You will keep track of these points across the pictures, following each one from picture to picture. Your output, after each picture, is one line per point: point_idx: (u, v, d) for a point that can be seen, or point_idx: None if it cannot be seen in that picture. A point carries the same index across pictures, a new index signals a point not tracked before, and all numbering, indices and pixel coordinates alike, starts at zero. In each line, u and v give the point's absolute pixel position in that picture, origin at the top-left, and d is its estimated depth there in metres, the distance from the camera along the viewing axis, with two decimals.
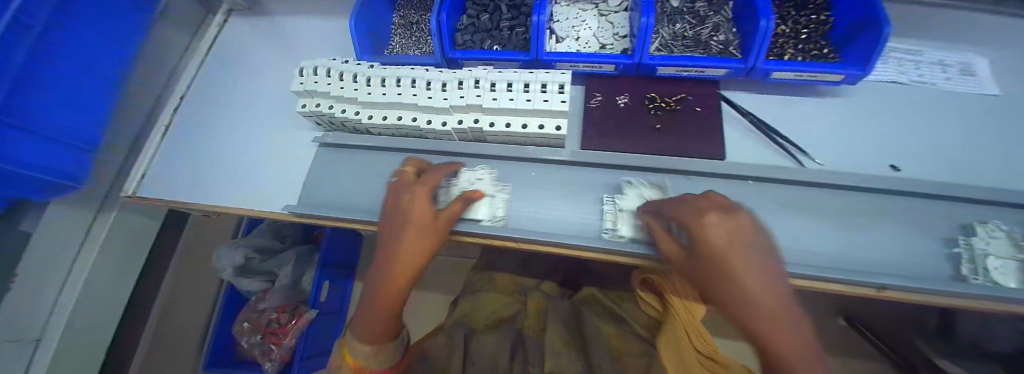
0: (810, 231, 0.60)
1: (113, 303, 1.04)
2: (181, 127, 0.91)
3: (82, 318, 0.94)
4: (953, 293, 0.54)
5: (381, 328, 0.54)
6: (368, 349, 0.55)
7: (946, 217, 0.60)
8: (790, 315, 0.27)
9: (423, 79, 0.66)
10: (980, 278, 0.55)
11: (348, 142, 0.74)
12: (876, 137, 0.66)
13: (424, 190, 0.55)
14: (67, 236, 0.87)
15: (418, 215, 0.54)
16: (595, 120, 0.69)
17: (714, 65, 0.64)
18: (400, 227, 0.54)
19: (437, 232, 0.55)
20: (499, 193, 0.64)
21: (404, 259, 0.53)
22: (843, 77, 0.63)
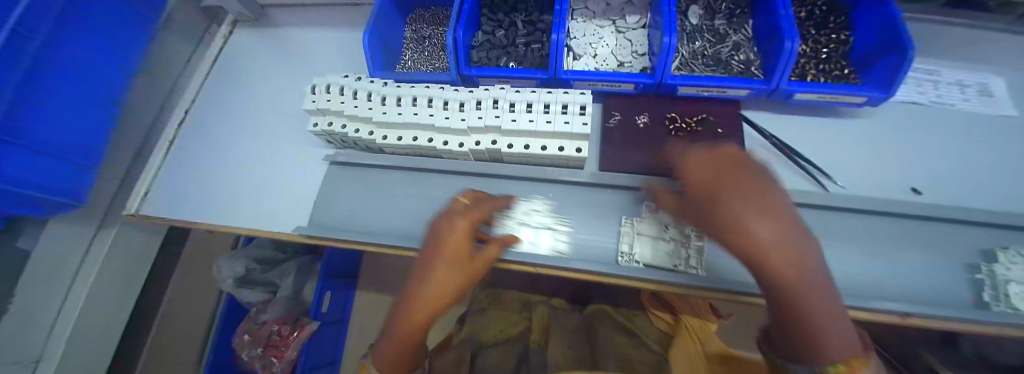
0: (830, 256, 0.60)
1: (113, 320, 1.01)
2: (184, 143, 0.90)
3: (80, 337, 0.91)
4: (977, 322, 0.54)
5: (396, 355, 0.53)
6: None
7: (966, 243, 0.60)
8: (751, 205, 0.35)
9: (440, 99, 0.65)
10: (1001, 305, 0.55)
11: (361, 161, 0.72)
12: (890, 160, 0.67)
13: (455, 226, 0.51)
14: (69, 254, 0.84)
15: (454, 252, 0.51)
16: (614, 140, 0.68)
17: (737, 85, 0.63)
18: (432, 260, 0.51)
19: (468, 274, 0.52)
20: (559, 224, 0.64)
21: (432, 298, 0.50)
22: (865, 99, 0.64)
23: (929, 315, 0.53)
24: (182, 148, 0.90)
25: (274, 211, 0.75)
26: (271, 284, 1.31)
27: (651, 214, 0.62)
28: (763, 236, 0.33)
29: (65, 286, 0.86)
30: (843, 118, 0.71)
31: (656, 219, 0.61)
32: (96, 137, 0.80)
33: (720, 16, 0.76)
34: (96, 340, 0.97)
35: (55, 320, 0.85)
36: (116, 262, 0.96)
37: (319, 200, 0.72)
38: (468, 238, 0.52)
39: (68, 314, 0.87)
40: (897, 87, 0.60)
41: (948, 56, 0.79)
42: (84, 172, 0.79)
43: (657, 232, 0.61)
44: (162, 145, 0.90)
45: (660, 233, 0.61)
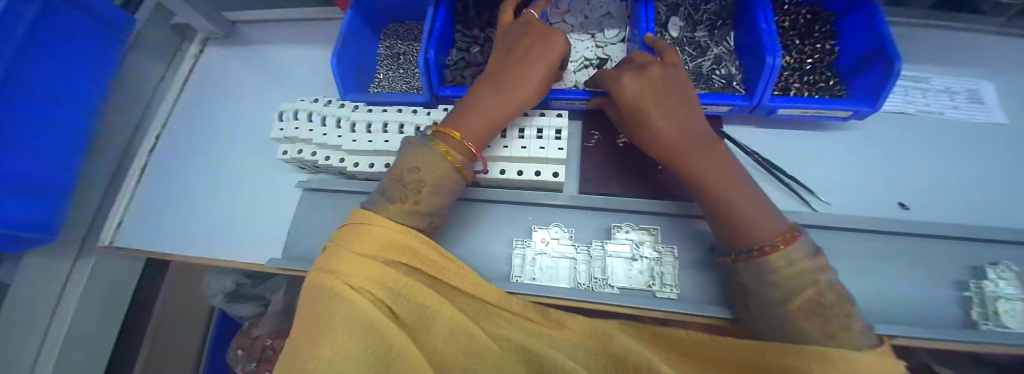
0: None
1: (100, 349, 0.99)
2: (159, 169, 0.88)
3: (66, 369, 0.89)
4: (971, 343, 0.53)
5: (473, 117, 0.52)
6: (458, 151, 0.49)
7: (955, 259, 0.59)
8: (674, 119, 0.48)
9: (411, 124, 0.63)
10: (990, 323, 0.54)
11: (333, 187, 0.70)
12: (871, 173, 0.67)
13: (562, 45, 0.56)
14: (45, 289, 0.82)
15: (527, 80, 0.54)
16: (594, 161, 0.66)
17: (718, 103, 0.61)
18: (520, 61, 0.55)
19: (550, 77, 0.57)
20: (579, 253, 0.60)
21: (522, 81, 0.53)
22: (851, 113, 0.63)
23: (921, 338, 0.52)
24: (155, 174, 0.88)
25: (255, 239, 0.72)
26: (263, 298, 1.24)
27: (625, 234, 0.59)
28: (667, 124, 0.48)
29: (45, 319, 0.84)
30: (826, 130, 0.70)
31: (632, 240, 0.59)
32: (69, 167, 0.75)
33: (702, 27, 0.74)
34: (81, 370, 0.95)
35: (39, 353, 0.84)
36: (99, 291, 0.93)
37: (296, 228, 0.70)
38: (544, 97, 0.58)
39: (50, 348, 0.85)
40: (884, 100, 0.59)
41: (934, 63, 0.78)
42: (59, 203, 0.74)
43: (629, 254, 0.58)
44: (135, 171, 0.88)
45: (632, 256, 0.58)
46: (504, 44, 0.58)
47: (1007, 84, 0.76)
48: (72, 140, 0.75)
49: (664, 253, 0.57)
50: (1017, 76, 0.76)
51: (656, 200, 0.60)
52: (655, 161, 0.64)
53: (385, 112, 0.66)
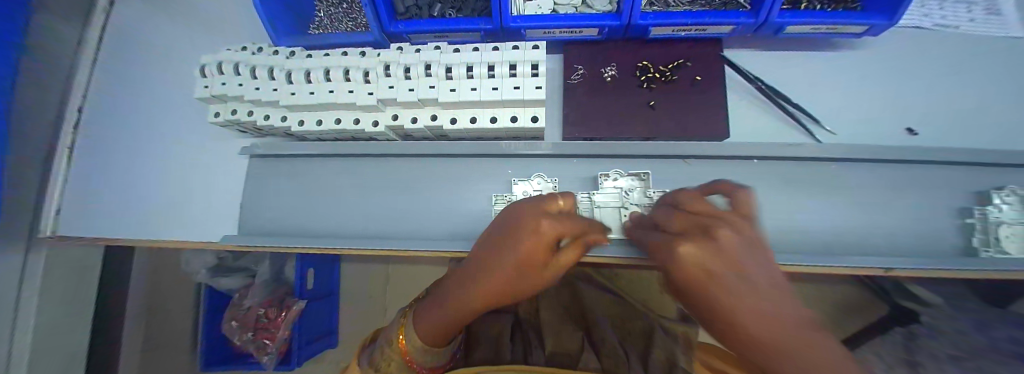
0: (817, 213, 0.56)
1: (74, 353, 0.87)
2: (87, 146, 0.75)
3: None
4: (970, 269, 0.51)
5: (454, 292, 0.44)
6: (423, 347, 0.47)
7: (960, 186, 0.56)
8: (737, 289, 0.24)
9: (357, 69, 0.52)
10: (992, 250, 0.53)
11: (283, 151, 0.61)
12: (877, 100, 0.61)
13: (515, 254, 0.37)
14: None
15: (528, 264, 0.38)
16: (579, 101, 0.57)
17: (717, 21, 0.52)
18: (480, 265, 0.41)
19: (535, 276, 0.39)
20: None
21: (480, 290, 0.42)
22: (865, 28, 0.56)
23: (922, 267, 0.50)
24: (87, 154, 0.74)
25: (209, 216, 0.65)
26: (248, 269, 1.21)
27: (615, 183, 0.53)
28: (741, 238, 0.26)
29: (8, 330, 0.71)
30: (841, 50, 0.63)
31: (622, 188, 0.53)
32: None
33: None
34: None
35: (10, 367, 0.73)
36: (59, 296, 0.80)
37: (252, 201, 0.63)
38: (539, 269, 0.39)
39: (20, 362, 0.74)
40: (905, 10, 0.53)
41: None
42: None
43: (618, 204, 0.53)
44: (60, 153, 0.74)
45: (622, 205, 0.53)
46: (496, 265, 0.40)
47: None
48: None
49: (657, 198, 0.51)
50: None
51: (647, 141, 0.54)
52: (646, 97, 0.56)
53: (326, 56, 0.55)
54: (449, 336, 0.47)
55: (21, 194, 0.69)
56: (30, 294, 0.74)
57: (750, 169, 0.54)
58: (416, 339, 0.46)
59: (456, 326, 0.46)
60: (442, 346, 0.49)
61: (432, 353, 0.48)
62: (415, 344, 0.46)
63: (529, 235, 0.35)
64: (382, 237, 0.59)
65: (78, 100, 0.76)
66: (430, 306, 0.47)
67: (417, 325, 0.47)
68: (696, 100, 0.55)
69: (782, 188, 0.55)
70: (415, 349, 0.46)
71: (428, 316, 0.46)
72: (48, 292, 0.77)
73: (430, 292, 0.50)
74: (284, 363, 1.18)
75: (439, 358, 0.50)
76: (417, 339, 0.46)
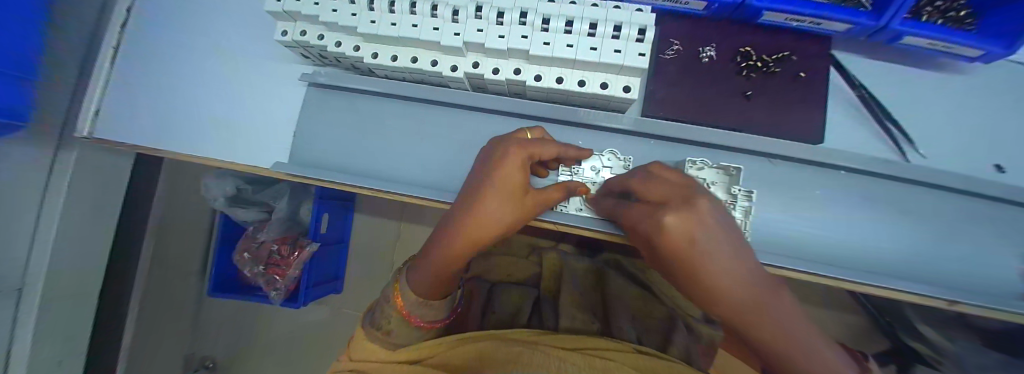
0: (892, 234, 0.53)
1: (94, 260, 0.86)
2: (133, 47, 0.70)
3: (54, 290, 0.76)
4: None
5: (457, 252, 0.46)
6: (419, 303, 0.51)
7: None
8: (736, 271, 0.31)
9: (446, 6, 0.49)
10: None
11: (345, 84, 0.58)
12: (972, 130, 0.58)
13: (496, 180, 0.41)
14: (27, 198, 0.66)
15: (511, 189, 0.42)
16: (669, 78, 0.53)
17: (837, 17, 0.48)
18: (477, 205, 0.42)
19: (523, 210, 0.44)
20: None
21: (482, 230, 0.44)
22: (981, 54, 0.54)
23: (986, 306, 0.49)
24: (135, 60, 0.69)
25: (257, 140, 0.62)
26: (265, 204, 1.19)
27: (698, 172, 0.50)
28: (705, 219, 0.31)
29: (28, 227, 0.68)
30: (948, 70, 0.59)
31: (703, 178, 0.51)
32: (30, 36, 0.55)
33: None
34: (71, 292, 0.81)
35: (27, 265, 0.69)
36: (84, 203, 0.77)
37: (304, 132, 0.61)
38: (523, 189, 0.43)
39: (38, 261, 0.70)
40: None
41: None
42: (24, 84, 0.55)
43: None
44: (105, 51, 0.70)
45: None
46: (477, 195, 0.42)
47: None
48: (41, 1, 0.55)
49: (739, 196, 0.48)
50: None
51: (736, 132, 0.50)
52: (741, 85, 0.52)
53: None
54: (442, 290, 0.50)
55: (60, 88, 0.64)
56: (54, 197, 0.70)
57: (832, 179, 0.52)
58: (411, 295, 0.50)
59: (449, 281, 0.50)
60: (440, 300, 0.52)
61: (430, 307, 0.52)
62: (411, 300, 0.50)
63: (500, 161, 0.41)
64: (437, 189, 0.57)
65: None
66: (418, 270, 0.50)
67: (414, 282, 0.50)
68: (793, 98, 0.52)
69: (860, 204, 0.53)
70: (411, 305, 0.50)
71: (421, 277, 0.49)
72: (72, 196, 0.73)
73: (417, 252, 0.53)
74: (289, 301, 1.14)
75: (439, 313, 0.53)
76: (412, 295, 0.50)
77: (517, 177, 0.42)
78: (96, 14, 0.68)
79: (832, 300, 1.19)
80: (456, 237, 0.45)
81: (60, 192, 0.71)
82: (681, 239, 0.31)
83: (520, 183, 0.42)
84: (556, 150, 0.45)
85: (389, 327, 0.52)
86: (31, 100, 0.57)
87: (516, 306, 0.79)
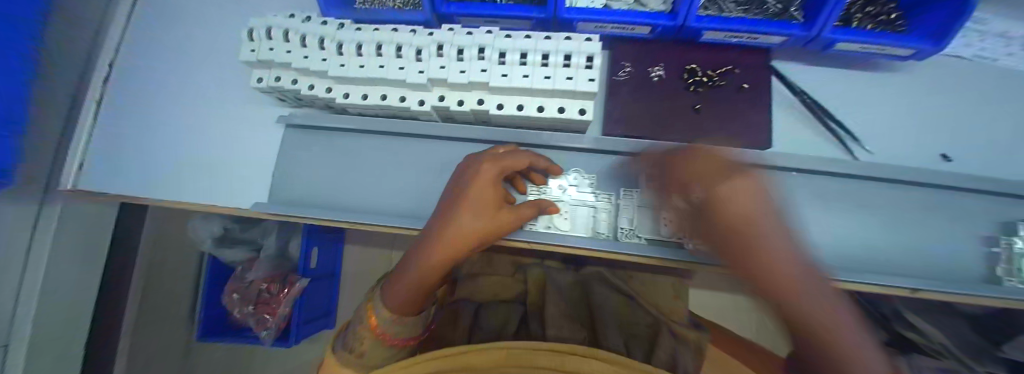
0: (848, 229, 0.56)
1: (79, 310, 0.85)
2: (116, 100, 0.73)
3: (40, 343, 0.75)
4: (991, 297, 0.52)
5: (433, 263, 0.47)
6: (393, 320, 0.50)
7: (987, 215, 0.57)
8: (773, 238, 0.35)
9: (408, 46, 0.52)
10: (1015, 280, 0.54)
11: (321, 124, 0.61)
12: (916, 124, 0.62)
13: (473, 190, 0.45)
14: (12, 254, 0.67)
15: (484, 199, 0.45)
16: (623, 98, 0.57)
17: (770, 31, 0.52)
18: (453, 215, 0.45)
19: (497, 222, 0.46)
20: (599, 202, 0.56)
21: (456, 241, 0.45)
22: (914, 52, 0.56)
23: (942, 291, 0.51)
24: (121, 109, 0.72)
25: (238, 182, 0.64)
26: (254, 242, 1.20)
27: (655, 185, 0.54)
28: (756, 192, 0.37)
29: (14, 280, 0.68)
30: (884, 70, 0.63)
31: None
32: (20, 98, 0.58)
33: None
34: (56, 344, 0.80)
35: (13, 319, 0.69)
36: (69, 253, 0.78)
37: (285, 171, 0.63)
38: (495, 200, 0.46)
39: (23, 316, 0.70)
40: (954, 37, 0.53)
41: None
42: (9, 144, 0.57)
43: (657, 205, 0.54)
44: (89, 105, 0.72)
45: (661, 206, 0.54)
46: (453, 203, 0.45)
47: None
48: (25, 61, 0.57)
49: None
50: None
51: (690, 144, 0.54)
52: (690, 100, 0.56)
53: (376, 31, 0.54)
54: (417, 307, 0.51)
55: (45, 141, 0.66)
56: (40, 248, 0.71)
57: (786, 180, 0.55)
58: (385, 313, 0.50)
59: (423, 297, 0.50)
60: (414, 317, 0.52)
61: (403, 325, 0.51)
62: (384, 317, 0.49)
63: (475, 172, 0.45)
64: (413, 216, 0.59)
65: (111, 56, 0.74)
66: (392, 286, 0.50)
67: (388, 299, 0.49)
68: (741, 109, 0.55)
69: (817, 202, 0.56)
70: (385, 322, 0.49)
71: (396, 292, 0.49)
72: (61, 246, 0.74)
73: (394, 270, 0.53)
74: (281, 340, 1.13)
75: (413, 330, 0.53)
76: (386, 313, 0.49)
77: (491, 190, 0.45)
78: (82, 69, 0.71)
79: None
80: (433, 247, 0.46)
81: (45, 244, 0.71)
82: (745, 212, 0.36)
83: (493, 197, 0.46)
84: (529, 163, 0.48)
85: (361, 349, 0.50)
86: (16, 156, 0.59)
87: (503, 321, 0.79)
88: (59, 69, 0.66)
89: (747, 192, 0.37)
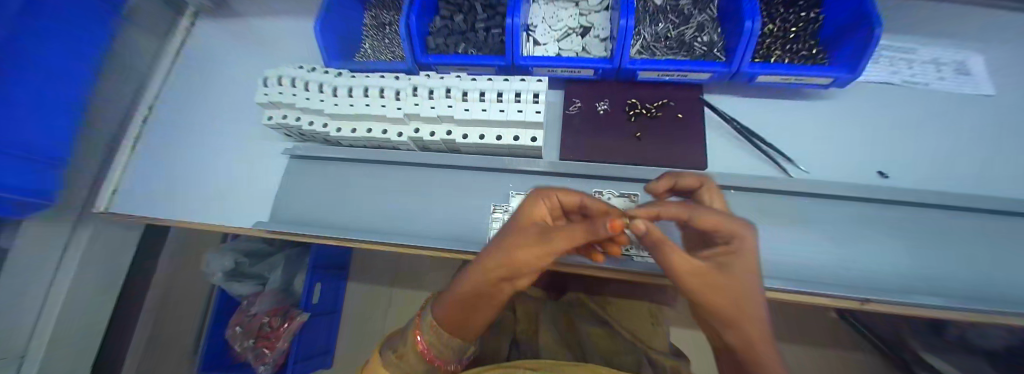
0: (805, 246, 0.56)
1: (93, 328, 0.92)
2: (148, 135, 0.86)
3: (53, 361, 0.82)
4: (957, 311, 0.51)
5: (469, 283, 0.39)
6: (440, 334, 0.42)
7: (964, 228, 0.55)
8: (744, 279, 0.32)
9: (390, 88, 0.64)
10: (988, 293, 0.52)
11: (318, 154, 0.71)
12: (853, 144, 0.67)
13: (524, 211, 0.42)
14: (41, 267, 0.76)
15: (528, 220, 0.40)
16: (575, 128, 0.66)
17: (696, 69, 0.61)
18: (502, 232, 0.41)
19: (543, 239, 0.37)
20: None
21: (497, 253, 0.39)
22: (832, 80, 0.63)
23: (903, 304, 0.50)
24: (155, 146, 0.84)
25: (242, 204, 0.74)
26: (261, 277, 1.22)
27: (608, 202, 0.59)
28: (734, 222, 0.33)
29: (38, 301, 0.77)
30: (814, 99, 0.70)
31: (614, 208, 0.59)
32: (64, 135, 0.72)
33: None
34: (63, 360, 0.86)
35: (32, 332, 0.77)
36: (92, 273, 0.87)
37: (285, 195, 0.72)
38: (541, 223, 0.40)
39: (44, 326, 0.78)
40: (863, 66, 0.59)
41: (913, 40, 0.80)
42: (54, 169, 0.71)
43: None
44: (125, 143, 0.84)
45: None
46: (509, 227, 0.42)
47: (989, 59, 0.78)
48: (68, 107, 0.72)
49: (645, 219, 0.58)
50: (993, 54, 0.78)
51: (632, 166, 0.61)
52: (633, 129, 0.64)
53: (367, 77, 0.66)
54: (464, 326, 0.42)
55: (85, 174, 0.78)
56: (64, 273, 0.80)
57: (726, 197, 0.59)
58: (430, 319, 0.43)
59: (468, 317, 0.41)
60: (455, 337, 0.42)
61: (444, 343, 0.42)
62: (428, 323, 0.42)
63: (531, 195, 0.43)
64: (388, 233, 0.65)
65: (150, 99, 0.89)
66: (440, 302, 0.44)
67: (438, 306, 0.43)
68: (676, 135, 0.63)
69: (764, 220, 0.58)
70: (428, 332, 0.42)
71: (443, 304, 0.42)
72: (82, 269, 0.83)
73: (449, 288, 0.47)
74: None
75: (459, 356, 0.44)
76: (430, 320, 0.43)
77: (542, 209, 0.42)
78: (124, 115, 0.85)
79: (824, 324, 1.16)
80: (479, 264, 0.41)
81: (72, 262, 0.81)
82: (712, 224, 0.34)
83: (542, 220, 0.42)
84: (583, 197, 0.43)
85: (403, 350, 0.43)
86: (58, 181, 0.72)
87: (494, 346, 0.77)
88: (103, 112, 0.79)
89: (740, 243, 0.33)
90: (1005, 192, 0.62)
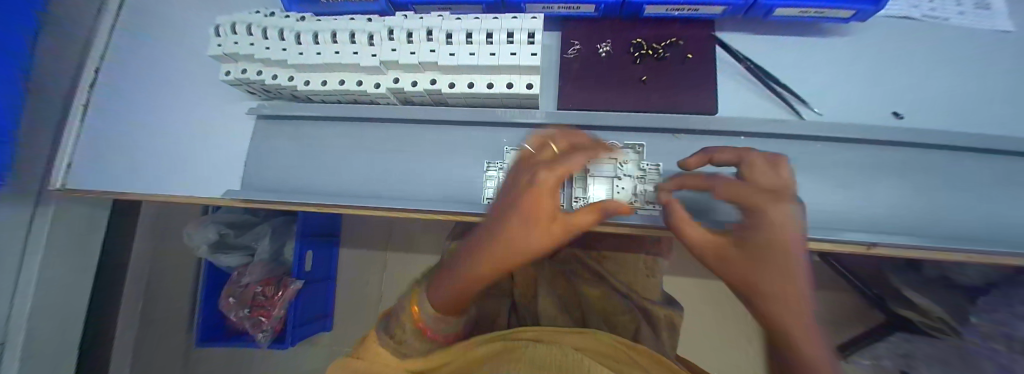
0: (814, 192, 0.54)
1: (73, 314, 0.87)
2: (99, 105, 0.74)
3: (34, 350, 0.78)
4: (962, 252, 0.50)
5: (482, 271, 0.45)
6: (439, 314, 0.48)
7: (976, 169, 0.53)
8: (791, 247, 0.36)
9: (362, 33, 0.55)
10: (992, 232, 0.52)
11: (288, 113, 0.63)
12: (868, 85, 0.62)
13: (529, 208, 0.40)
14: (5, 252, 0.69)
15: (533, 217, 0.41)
16: (573, 73, 0.60)
17: (709, 2, 0.54)
18: (507, 228, 0.42)
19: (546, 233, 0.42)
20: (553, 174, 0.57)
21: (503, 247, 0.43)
22: (854, 13, 0.57)
23: (911, 247, 0.49)
24: (101, 112, 0.72)
25: (210, 174, 0.67)
26: (249, 247, 1.18)
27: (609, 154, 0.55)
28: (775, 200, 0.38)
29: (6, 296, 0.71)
30: (831, 37, 0.64)
31: (614, 159, 0.56)
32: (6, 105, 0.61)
33: None
34: (49, 347, 0.82)
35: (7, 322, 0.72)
36: (62, 256, 0.80)
37: (257, 161, 0.65)
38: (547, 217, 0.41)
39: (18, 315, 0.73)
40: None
41: None
42: None
43: (611, 173, 0.55)
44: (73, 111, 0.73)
45: (613, 175, 0.55)
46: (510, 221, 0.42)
47: None
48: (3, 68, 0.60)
49: (649, 171, 0.54)
50: None
51: (637, 113, 0.55)
52: (638, 72, 0.59)
53: (334, 21, 0.58)
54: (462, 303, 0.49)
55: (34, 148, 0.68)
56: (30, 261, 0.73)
57: (736, 144, 0.55)
58: (428, 308, 0.48)
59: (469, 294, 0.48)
60: (455, 314, 0.50)
61: (444, 321, 0.49)
62: (428, 312, 0.48)
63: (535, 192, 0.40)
64: (373, 196, 0.60)
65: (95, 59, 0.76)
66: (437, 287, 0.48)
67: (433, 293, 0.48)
68: (684, 78, 0.58)
69: None
70: (430, 319, 0.48)
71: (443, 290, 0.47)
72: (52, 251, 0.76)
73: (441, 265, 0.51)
74: (278, 342, 1.15)
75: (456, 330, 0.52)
76: (430, 308, 0.48)
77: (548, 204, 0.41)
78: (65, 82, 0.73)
79: None
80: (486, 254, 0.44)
81: (39, 244, 0.74)
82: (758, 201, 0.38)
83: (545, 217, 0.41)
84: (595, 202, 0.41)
85: (402, 337, 0.47)
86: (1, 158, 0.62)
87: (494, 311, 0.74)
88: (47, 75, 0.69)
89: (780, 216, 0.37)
90: (1013, 131, 0.60)
